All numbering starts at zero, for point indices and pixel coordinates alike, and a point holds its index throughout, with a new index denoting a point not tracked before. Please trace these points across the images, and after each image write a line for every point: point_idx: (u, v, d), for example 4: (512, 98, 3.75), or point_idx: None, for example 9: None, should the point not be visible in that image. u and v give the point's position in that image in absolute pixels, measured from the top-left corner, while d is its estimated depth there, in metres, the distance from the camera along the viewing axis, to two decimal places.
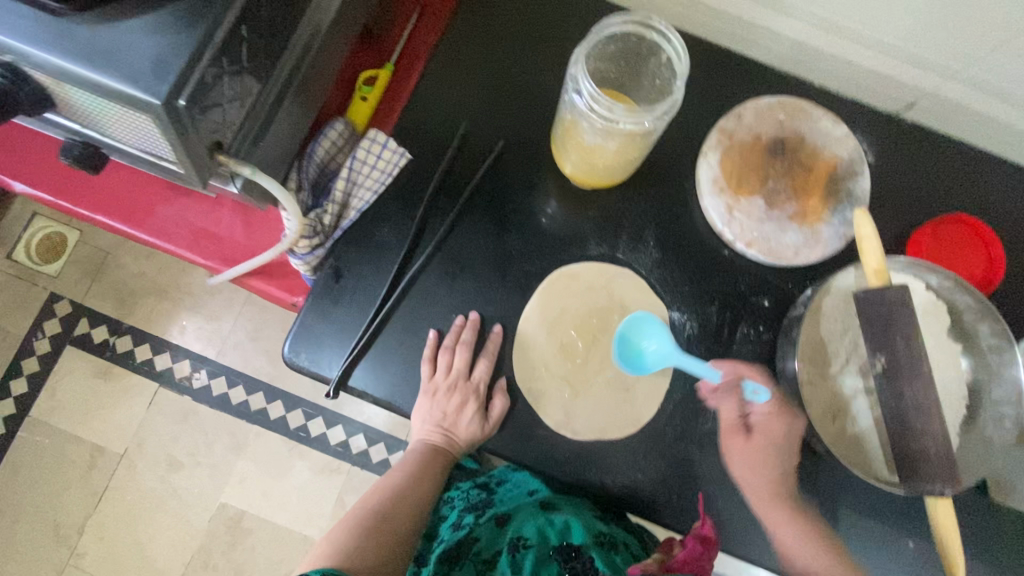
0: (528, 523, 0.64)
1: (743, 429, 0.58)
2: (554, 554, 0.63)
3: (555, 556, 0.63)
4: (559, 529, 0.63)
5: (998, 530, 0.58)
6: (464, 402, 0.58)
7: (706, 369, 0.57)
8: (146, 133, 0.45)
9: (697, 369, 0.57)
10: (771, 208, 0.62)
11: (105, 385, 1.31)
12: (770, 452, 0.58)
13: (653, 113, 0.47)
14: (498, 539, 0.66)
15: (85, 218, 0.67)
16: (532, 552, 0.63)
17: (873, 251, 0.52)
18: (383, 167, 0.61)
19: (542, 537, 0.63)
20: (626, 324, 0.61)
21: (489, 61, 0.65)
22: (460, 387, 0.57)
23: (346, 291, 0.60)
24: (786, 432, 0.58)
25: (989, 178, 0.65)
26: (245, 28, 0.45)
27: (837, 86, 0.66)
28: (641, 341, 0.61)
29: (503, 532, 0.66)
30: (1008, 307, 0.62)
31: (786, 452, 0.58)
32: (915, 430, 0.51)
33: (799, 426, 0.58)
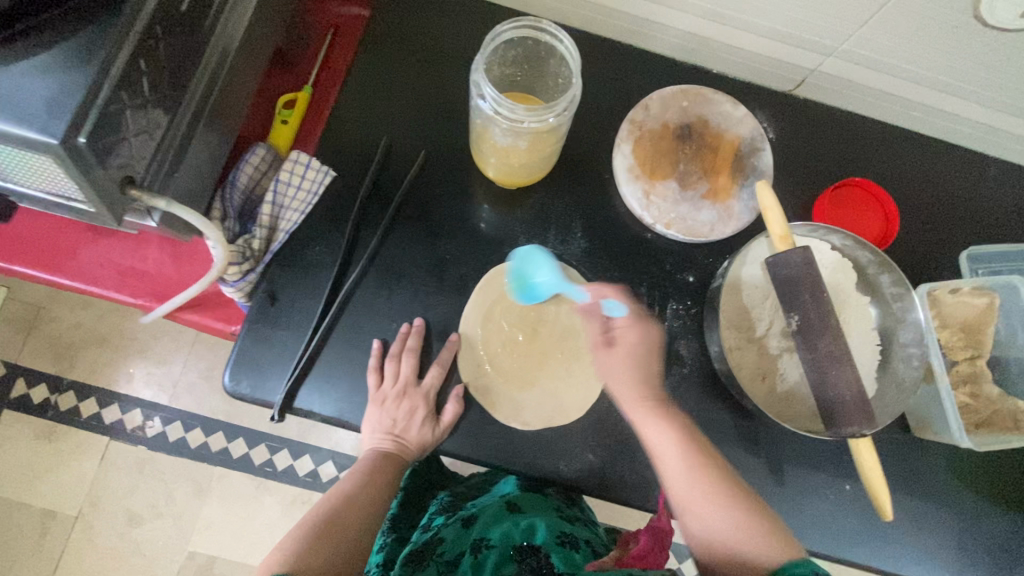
0: (495, 527, 0.66)
1: (607, 342, 0.59)
2: (514, 554, 0.62)
3: (514, 554, 0.62)
4: (523, 530, 0.65)
5: (924, 463, 0.63)
6: (414, 408, 0.59)
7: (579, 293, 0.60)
8: (50, 175, 0.44)
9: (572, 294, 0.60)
10: (684, 189, 0.66)
11: (50, 446, 1.25)
12: (632, 359, 0.58)
13: (554, 110, 0.49)
14: (463, 539, 0.66)
15: (2, 270, 0.65)
16: (495, 551, 0.63)
17: (776, 218, 0.56)
18: (308, 187, 0.62)
19: (506, 536, 0.64)
20: (515, 260, 0.62)
21: (403, 75, 0.67)
22: (411, 394, 0.58)
23: (283, 313, 0.60)
24: (641, 341, 0.57)
25: (879, 143, 0.71)
26: (143, 62, 0.46)
27: (733, 71, 0.71)
28: (530, 272, 0.61)
29: (468, 534, 0.66)
30: (906, 257, 0.68)
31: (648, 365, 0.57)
32: (832, 379, 0.55)
33: (654, 346, 0.58)
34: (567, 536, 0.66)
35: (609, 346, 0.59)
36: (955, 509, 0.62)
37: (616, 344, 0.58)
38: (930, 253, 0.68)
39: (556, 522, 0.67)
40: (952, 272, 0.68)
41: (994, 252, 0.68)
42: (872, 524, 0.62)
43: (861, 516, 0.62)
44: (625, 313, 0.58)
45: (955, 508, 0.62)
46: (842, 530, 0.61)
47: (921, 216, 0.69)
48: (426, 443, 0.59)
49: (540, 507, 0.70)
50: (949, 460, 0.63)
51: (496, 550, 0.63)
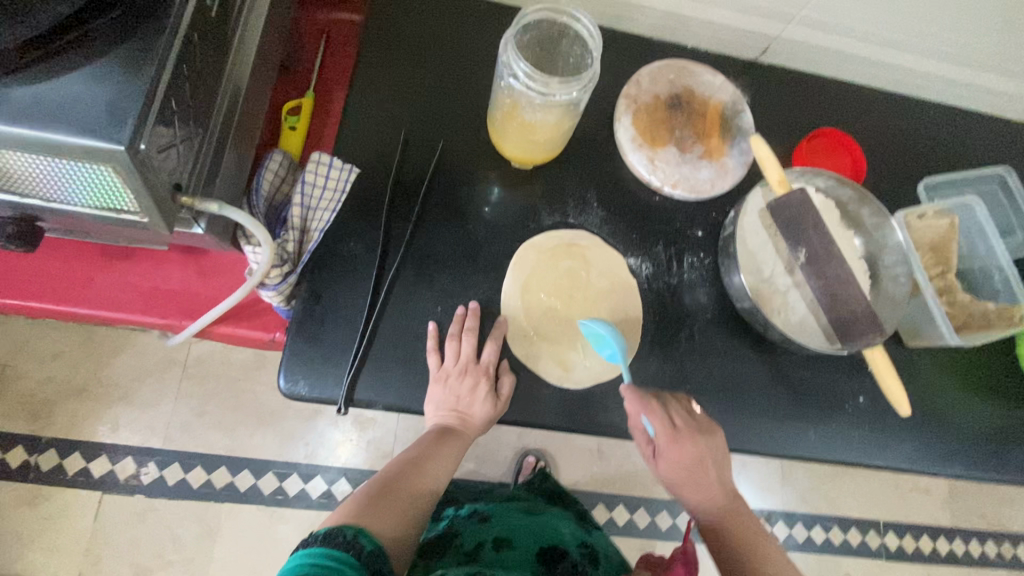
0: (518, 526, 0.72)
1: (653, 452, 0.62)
2: (536, 556, 0.67)
3: (537, 557, 0.67)
4: (541, 537, 0.71)
5: (918, 370, 0.71)
6: (475, 383, 0.61)
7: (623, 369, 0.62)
8: (106, 186, 0.44)
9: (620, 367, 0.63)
10: (683, 153, 0.72)
11: (36, 511, 1.16)
12: (689, 471, 0.61)
13: (581, 83, 0.53)
14: (480, 533, 0.69)
15: (14, 308, 0.62)
16: (516, 550, 0.67)
17: (772, 166, 0.62)
18: (335, 186, 0.63)
19: (526, 540, 0.69)
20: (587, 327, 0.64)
21: (408, 71, 0.70)
22: (474, 370, 0.61)
23: (329, 310, 0.60)
24: (682, 457, 0.59)
25: (838, 96, 0.80)
26: (185, 68, 0.46)
27: (705, 45, 0.78)
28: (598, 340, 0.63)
29: (486, 531, 0.70)
30: (877, 193, 0.77)
31: (699, 469, 0.60)
32: (842, 299, 0.62)
33: (697, 446, 0.59)
34: (581, 544, 0.73)
35: (656, 458, 0.62)
36: (953, 405, 0.71)
37: (661, 459, 0.61)
38: (895, 187, 0.78)
39: (570, 531, 0.75)
40: (915, 202, 0.78)
41: (946, 180, 0.78)
42: (887, 431, 0.69)
43: (878, 423, 0.69)
44: (659, 436, 0.59)
45: (952, 404, 0.71)
46: (863, 439, 0.68)
47: (882, 156, 0.79)
48: (487, 415, 0.62)
49: (552, 521, 0.76)
50: (939, 364, 0.72)
51: (520, 548, 0.67)
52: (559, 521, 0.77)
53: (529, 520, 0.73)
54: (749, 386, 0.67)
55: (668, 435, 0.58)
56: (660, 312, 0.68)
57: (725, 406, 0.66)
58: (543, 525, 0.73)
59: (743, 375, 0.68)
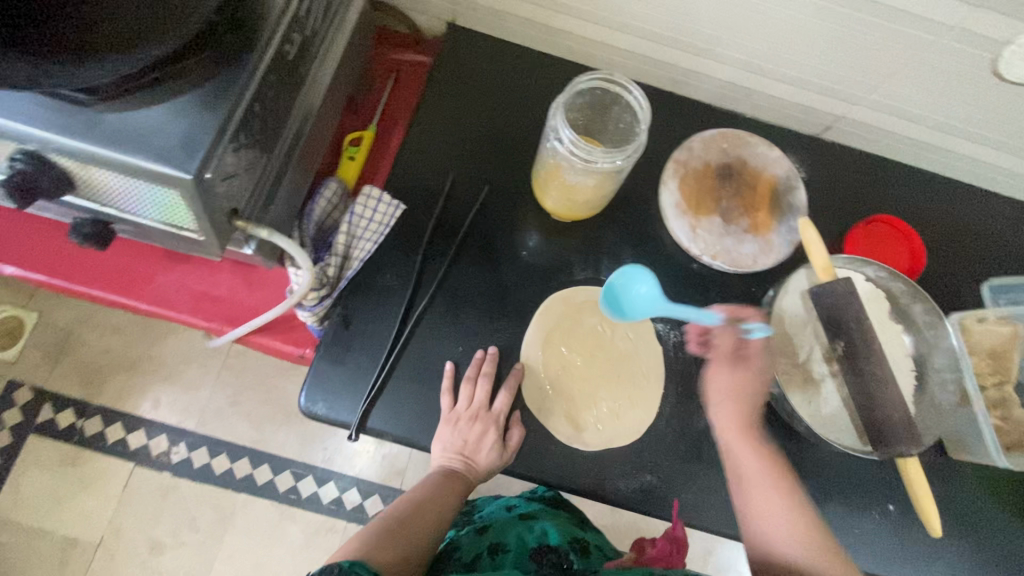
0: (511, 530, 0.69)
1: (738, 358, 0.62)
2: (531, 555, 0.64)
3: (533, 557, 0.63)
4: (537, 536, 0.68)
5: (960, 484, 0.66)
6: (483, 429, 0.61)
7: (704, 315, 0.61)
8: (171, 206, 0.48)
9: (700, 315, 0.61)
10: (727, 224, 0.71)
11: (74, 472, 1.24)
12: (742, 398, 0.61)
13: (624, 153, 0.55)
14: (478, 543, 0.66)
15: (81, 294, 0.68)
16: (511, 554, 0.64)
17: (819, 251, 0.60)
18: (380, 219, 0.66)
19: (521, 542, 0.66)
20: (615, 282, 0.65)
21: (465, 115, 0.73)
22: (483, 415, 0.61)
23: (356, 336, 0.63)
24: (735, 348, 0.62)
25: (901, 182, 0.77)
26: (257, 106, 0.51)
27: (765, 116, 0.77)
28: (631, 288, 0.65)
29: (483, 539, 0.67)
30: (934, 289, 0.73)
31: (746, 399, 0.61)
32: (878, 400, 0.58)
33: (748, 358, 0.61)
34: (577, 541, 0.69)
35: (740, 363, 0.62)
36: (994, 529, 0.65)
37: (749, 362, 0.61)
38: (954, 285, 0.73)
39: (566, 529, 0.72)
40: (976, 303, 0.73)
41: (1015, 284, 0.73)
42: (916, 547, 0.64)
43: (907, 536, 0.64)
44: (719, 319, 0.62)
45: (994, 529, 0.65)
46: (888, 550, 0.64)
47: (944, 249, 0.75)
48: (492, 463, 0.62)
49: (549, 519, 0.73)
50: (983, 481, 0.66)
51: (514, 552, 0.64)
52: (557, 519, 0.73)
53: (525, 523, 0.70)
54: None
55: (737, 340, 0.62)
56: (684, 384, 0.66)
57: None
58: (538, 525, 0.70)
59: None
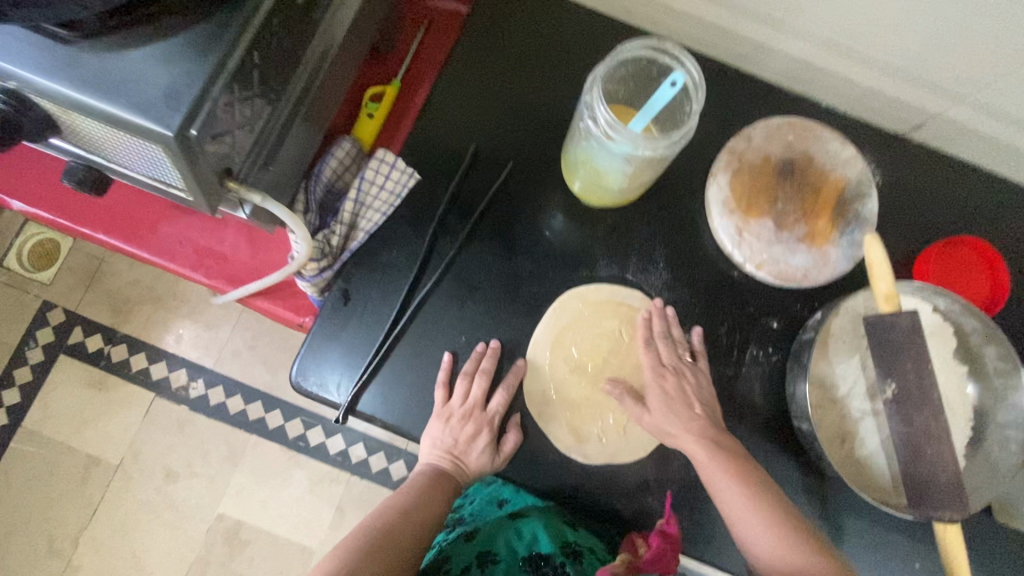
0: (498, 538, 0.62)
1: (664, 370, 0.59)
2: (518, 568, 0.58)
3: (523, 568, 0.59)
4: (527, 540, 0.60)
5: (1001, 551, 0.59)
6: (689, 400, 0.57)
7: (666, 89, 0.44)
8: (155, 161, 0.44)
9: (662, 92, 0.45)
10: (780, 230, 0.62)
11: (100, 395, 1.29)
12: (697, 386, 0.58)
13: (670, 140, 0.47)
14: (468, 554, 0.62)
15: (85, 236, 0.66)
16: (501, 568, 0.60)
17: (883, 276, 0.51)
18: (392, 187, 0.61)
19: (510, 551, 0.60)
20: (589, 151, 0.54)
21: (498, 79, 0.66)
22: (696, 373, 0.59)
23: (355, 313, 0.59)
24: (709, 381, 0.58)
25: (991, 200, 0.66)
26: (257, 55, 0.45)
27: (842, 107, 0.67)
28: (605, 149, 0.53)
29: (472, 549, 0.62)
30: (1009, 329, 0.63)
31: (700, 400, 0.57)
32: (925, 456, 0.51)
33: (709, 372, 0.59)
34: (570, 544, 0.59)
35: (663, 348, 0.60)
36: None
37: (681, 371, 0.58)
38: None
39: (559, 526, 0.60)
40: None
41: None
42: None
43: None
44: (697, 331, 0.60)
45: None
46: None
47: None
48: (481, 466, 0.58)
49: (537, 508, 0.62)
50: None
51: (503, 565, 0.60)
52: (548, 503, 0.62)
53: (512, 521, 0.62)
54: None
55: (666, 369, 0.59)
56: None
57: None
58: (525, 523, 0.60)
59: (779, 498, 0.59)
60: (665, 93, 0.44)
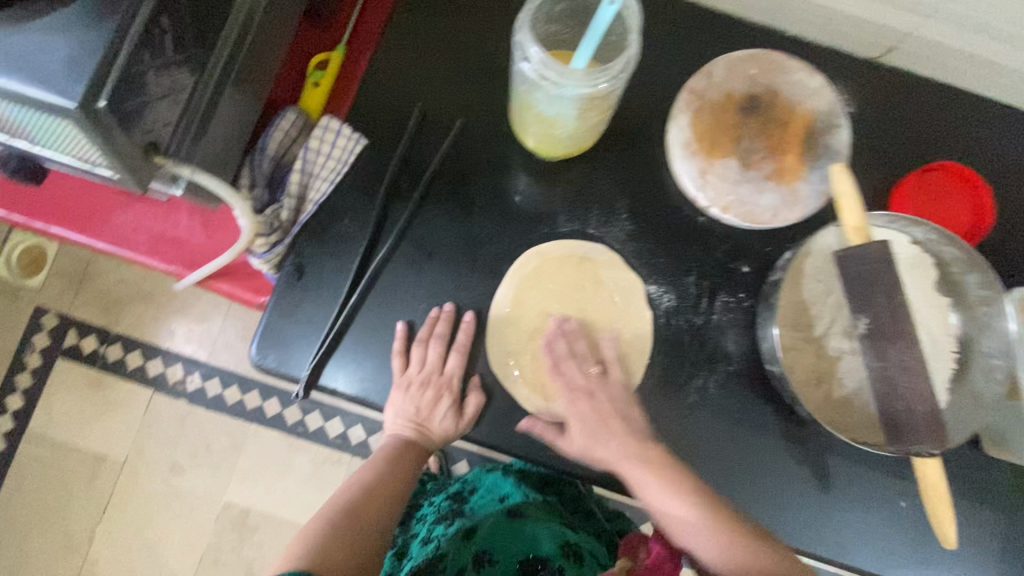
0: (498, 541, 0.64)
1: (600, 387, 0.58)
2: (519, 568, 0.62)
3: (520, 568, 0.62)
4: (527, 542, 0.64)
5: (991, 484, 0.58)
6: (608, 421, 0.56)
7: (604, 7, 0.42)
8: (72, 140, 0.43)
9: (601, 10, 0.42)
10: (746, 169, 0.59)
11: (100, 395, 1.31)
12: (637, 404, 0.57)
13: (608, 75, 0.44)
14: (464, 551, 0.63)
15: (40, 231, 0.65)
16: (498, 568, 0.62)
17: (852, 207, 0.50)
18: (339, 155, 0.59)
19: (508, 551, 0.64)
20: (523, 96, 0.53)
21: (443, 33, 0.63)
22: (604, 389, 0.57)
23: (310, 288, 0.58)
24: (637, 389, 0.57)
25: (972, 121, 0.63)
26: (165, 20, 0.43)
27: (810, 35, 0.63)
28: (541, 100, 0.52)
29: (470, 546, 0.63)
30: (992, 256, 0.61)
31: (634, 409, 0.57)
32: (901, 392, 0.49)
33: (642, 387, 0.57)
34: (570, 546, 0.63)
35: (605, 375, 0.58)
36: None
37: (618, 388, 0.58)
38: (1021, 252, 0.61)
39: (558, 530, 0.65)
40: None
41: None
42: (920, 546, 0.57)
43: (911, 534, 0.58)
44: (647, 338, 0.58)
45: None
46: (890, 546, 0.57)
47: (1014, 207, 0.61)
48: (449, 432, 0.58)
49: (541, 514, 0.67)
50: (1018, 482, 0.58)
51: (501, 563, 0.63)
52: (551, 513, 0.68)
53: (514, 523, 0.66)
54: (760, 457, 0.58)
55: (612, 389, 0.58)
56: (674, 353, 0.59)
57: (725, 474, 0.58)
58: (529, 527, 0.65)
59: (756, 444, 0.58)
60: (607, 10, 0.41)
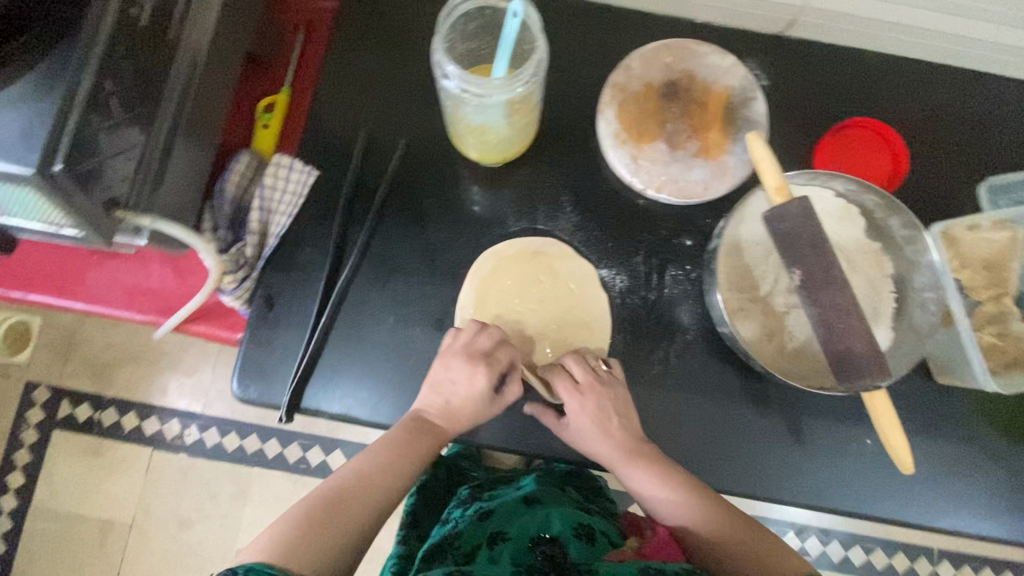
0: (513, 522, 0.62)
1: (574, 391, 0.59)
2: (531, 546, 0.60)
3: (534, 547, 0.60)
4: (541, 522, 0.62)
5: (949, 410, 0.61)
6: (610, 420, 0.58)
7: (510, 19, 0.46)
8: (35, 206, 0.46)
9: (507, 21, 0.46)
10: (675, 150, 0.63)
11: (99, 460, 1.32)
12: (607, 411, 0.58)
13: (523, 79, 0.48)
14: (478, 531, 0.62)
15: (19, 300, 0.67)
16: (511, 544, 0.60)
17: (770, 171, 0.53)
18: (294, 189, 0.62)
19: (523, 529, 0.61)
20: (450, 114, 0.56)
21: (378, 64, 0.67)
22: (597, 390, 0.58)
23: (281, 316, 0.61)
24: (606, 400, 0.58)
25: (877, 78, 0.67)
26: (109, 84, 0.46)
27: (717, 20, 0.68)
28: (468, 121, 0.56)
29: (484, 527, 0.62)
30: (914, 199, 0.65)
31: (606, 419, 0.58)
32: (839, 333, 0.52)
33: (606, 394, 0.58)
34: (584, 525, 0.62)
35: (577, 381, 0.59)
36: (988, 455, 0.60)
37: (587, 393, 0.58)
38: (940, 192, 0.66)
39: (573, 513, 0.64)
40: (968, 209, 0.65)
41: (1012, 180, 0.65)
42: (893, 481, 0.60)
43: (882, 470, 0.60)
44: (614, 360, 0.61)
45: (988, 455, 0.60)
46: (865, 484, 0.60)
47: (927, 151, 0.66)
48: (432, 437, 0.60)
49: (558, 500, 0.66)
50: (978, 406, 0.60)
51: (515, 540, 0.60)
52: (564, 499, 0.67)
53: (529, 507, 0.64)
54: (729, 417, 0.61)
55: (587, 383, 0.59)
56: (634, 331, 0.62)
57: (698, 437, 0.61)
58: (545, 509, 0.64)
59: (723, 405, 0.61)
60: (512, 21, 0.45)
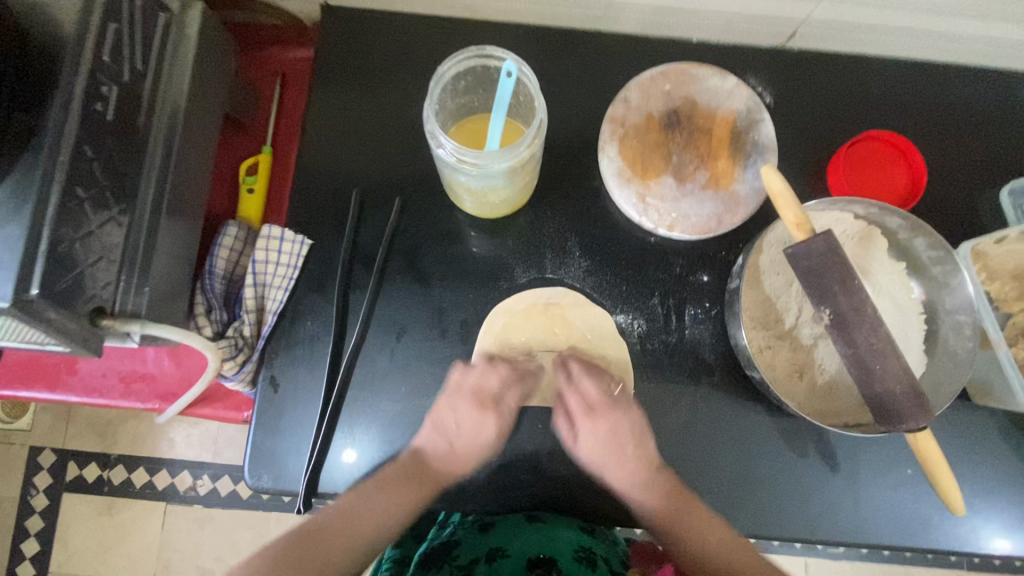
0: (513, 536, 0.59)
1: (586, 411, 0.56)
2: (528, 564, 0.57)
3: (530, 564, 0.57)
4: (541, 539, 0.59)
5: (986, 430, 0.59)
6: (623, 449, 0.55)
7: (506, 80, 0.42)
8: (16, 330, 0.43)
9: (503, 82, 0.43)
10: (682, 183, 0.60)
11: (113, 520, 1.29)
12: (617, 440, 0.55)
13: (526, 141, 0.45)
14: (478, 543, 0.60)
15: (10, 397, 0.64)
16: (510, 562, 0.57)
17: (789, 205, 0.49)
18: (288, 261, 0.59)
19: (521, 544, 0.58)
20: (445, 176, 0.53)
21: (362, 116, 0.63)
22: (620, 409, 0.56)
23: (288, 399, 0.58)
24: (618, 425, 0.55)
25: (886, 86, 0.64)
26: (80, 190, 0.43)
27: (715, 38, 0.64)
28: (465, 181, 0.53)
29: (484, 540, 0.60)
30: (935, 211, 0.63)
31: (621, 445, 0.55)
32: (877, 374, 0.50)
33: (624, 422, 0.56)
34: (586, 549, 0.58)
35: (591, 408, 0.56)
36: None
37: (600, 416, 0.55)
38: (960, 201, 0.63)
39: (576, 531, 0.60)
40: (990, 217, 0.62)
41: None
42: (934, 507, 0.58)
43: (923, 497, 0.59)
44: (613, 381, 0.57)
45: None
46: (907, 514, 0.58)
47: (944, 158, 0.63)
48: (464, 506, 0.58)
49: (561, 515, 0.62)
50: (1016, 423, 0.59)
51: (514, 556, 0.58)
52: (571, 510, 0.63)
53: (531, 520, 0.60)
54: (763, 456, 0.59)
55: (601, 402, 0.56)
56: (656, 376, 0.60)
57: (733, 481, 0.58)
58: (547, 523, 0.60)
59: (756, 445, 0.59)
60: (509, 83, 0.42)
